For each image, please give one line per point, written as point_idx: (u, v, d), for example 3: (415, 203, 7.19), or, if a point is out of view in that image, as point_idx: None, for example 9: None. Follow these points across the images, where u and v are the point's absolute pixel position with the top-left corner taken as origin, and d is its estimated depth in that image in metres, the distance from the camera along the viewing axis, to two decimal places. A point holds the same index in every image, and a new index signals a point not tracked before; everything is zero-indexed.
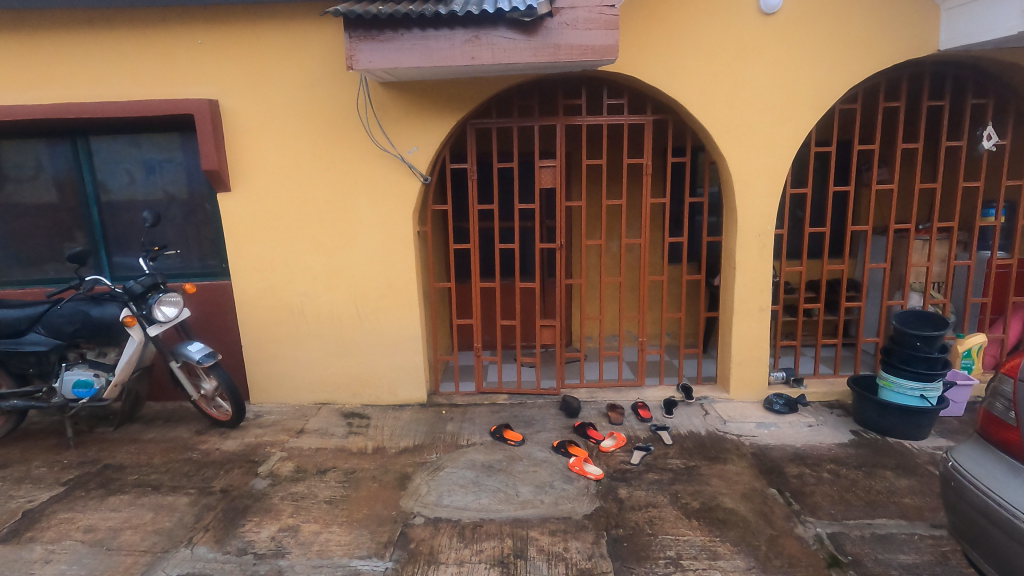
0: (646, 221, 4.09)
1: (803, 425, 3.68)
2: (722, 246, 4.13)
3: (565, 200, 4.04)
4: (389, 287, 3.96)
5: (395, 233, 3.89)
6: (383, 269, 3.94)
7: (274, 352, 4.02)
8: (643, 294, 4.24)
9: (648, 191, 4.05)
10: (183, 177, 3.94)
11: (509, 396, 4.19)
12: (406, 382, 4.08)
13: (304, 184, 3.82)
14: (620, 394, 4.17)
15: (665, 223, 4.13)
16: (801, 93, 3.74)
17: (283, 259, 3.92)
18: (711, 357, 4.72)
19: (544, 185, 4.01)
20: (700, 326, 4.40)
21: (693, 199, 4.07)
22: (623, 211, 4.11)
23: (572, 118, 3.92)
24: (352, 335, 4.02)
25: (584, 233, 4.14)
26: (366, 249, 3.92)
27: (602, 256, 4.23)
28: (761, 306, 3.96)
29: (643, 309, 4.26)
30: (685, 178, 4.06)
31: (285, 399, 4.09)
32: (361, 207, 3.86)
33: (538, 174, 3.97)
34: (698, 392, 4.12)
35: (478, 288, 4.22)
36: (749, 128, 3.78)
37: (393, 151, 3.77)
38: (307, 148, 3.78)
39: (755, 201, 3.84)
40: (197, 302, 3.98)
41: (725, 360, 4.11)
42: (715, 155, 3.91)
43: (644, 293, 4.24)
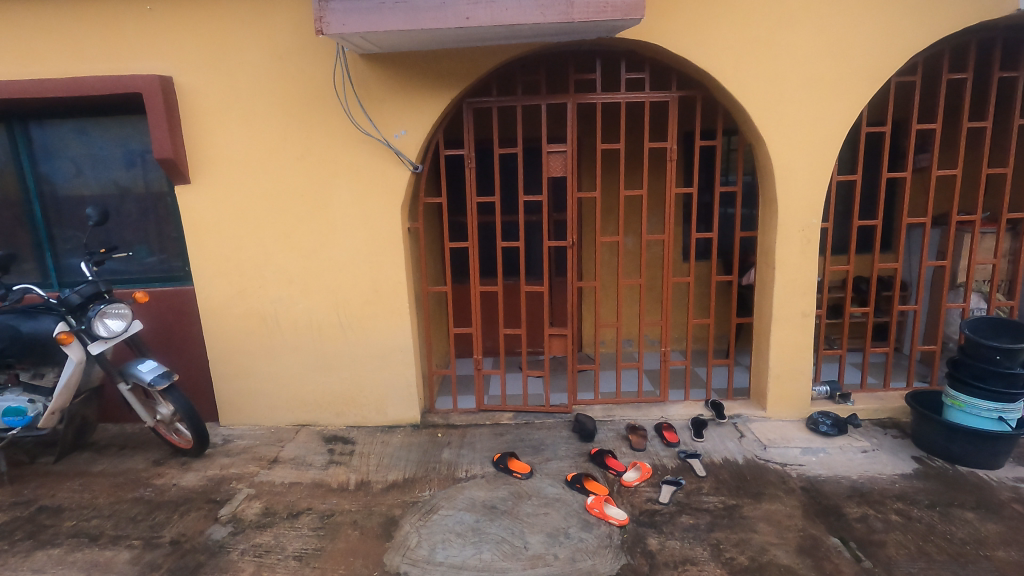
0: (670, 215, 3.57)
1: (856, 451, 3.17)
2: (758, 242, 3.60)
3: (577, 191, 3.50)
4: (376, 292, 3.45)
5: (382, 230, 3.38)
6: (368, 271, 3.42)
7: (246, 367, 3.52)
8: (667, 299, 3.72)
9: (673, 180, 3.52)
10: (139, 167, 3.43)
11: (514, 414, 3.69)
12: (397, 401, 3.58)
13: (274, 174, 3.30)
14: (641, 411, 3.66)
15: (692, 217, 3.60)
16: (854, 63, 3.19)
17: (253, 262, 3.41)
18: (742, 367, 4.20)
19: (552, 174, 3.48)
20: (731, 332, 3.88)
21: (724, 188, 3.54)
22: (643, 204, 3.57)
23: (584, 96, 3.38)
24: (335, 347, 3.52)
25: (599, 229, 3.61)
26: (348, 249, 3.40)
27: (619, 254, 3.70)
28: (804, 311, 3.43)
29: (666, 314, 3.74)
30: (716, 165, 3.53)
31: (259, 420, 3.59)
32: (342, 200, 3.34)
33: (545, 162, 3.44)
34: (730, 410, 3.61)
35: (478, 292, 3.70)
36: (792, 105, 3.23)
37: (378, 135, 3.24)
38: (277, 132, 3.25)
39: (798, 190, 3.30)
40: (157, 312, 3.48)
41: (761, 372, 3.60)
42: (751, 137, 3.38)
43: (668, 297, 3.71)
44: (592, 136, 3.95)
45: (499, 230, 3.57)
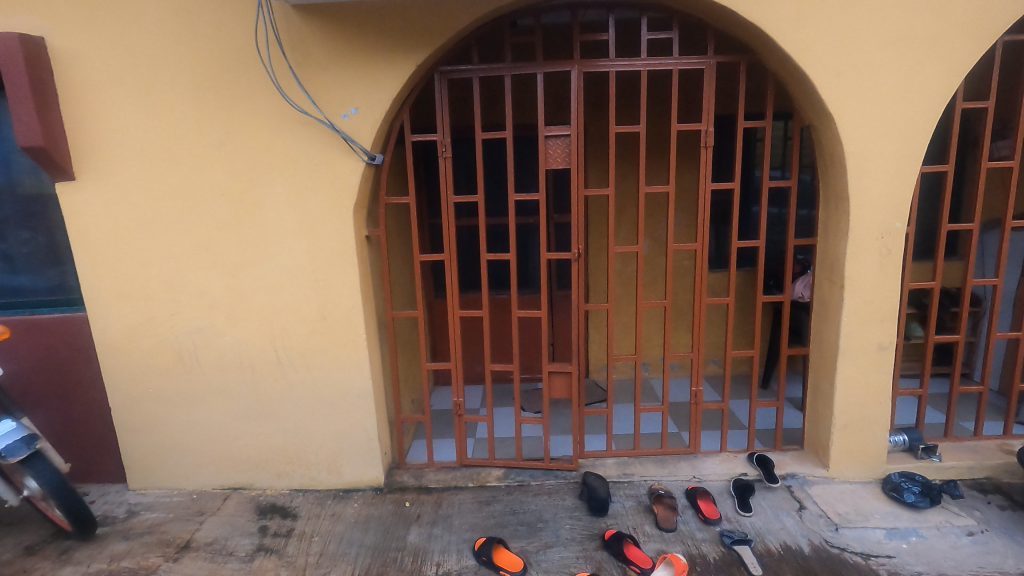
0: (704, 219, 2.77)
1: (960, 534, 2.36)
2: (817, 252, 2.80)
3: (584, 188, 2.70)
4: (323, 320, 2.65)
5: (330, 240, 2.58)
6: (312, 293, 2.63)
7: (159, 417, 2.74)
8: (700, 324, 2.92)
9: (709, 173, 2.72)
10: (18, 161, 2.65)
11: (504, 472, 2.91)
12: (354, 458, 2.79)
13: (186, 168, 2.51)
14: (667, 469, 2.87)
15: (732, 220, 2.80)
16: (956, 13, 2.37)
17: (164, 284, 2.62)
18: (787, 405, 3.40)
19: (551, 166, 2.68)
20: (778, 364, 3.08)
21: (775, 184, 2.74)
22: (670, 204, 2.78)
23: (593, 64, 2.58)
24: (272, 391, 2.73)
25: (612, 237, 2.81)
26: (285, 265, 2.61)
27: (638, 267, 2.90)
28: (881, 342, 2.63)
29: (697, 343, 2.95)
30: (764, 152, 2.73)
31: (178, 482, 2.82)
32: (277, 202, 2.55)
33: (542, 152, 2.64)
34: (781, 467, 2.82)
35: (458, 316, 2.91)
36: (872, 70, 2.41)
37: (320, 115, 2.45)
38: (188, 112, 2.46)
39: (877, 184, 2.49)
40: (44, 346, 2.71)
41: (821, 419, 2.80)
42: (813, 115, 2.57)
43: (701, 321, 2.90)
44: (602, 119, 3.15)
45: (482, 239, 2.77)
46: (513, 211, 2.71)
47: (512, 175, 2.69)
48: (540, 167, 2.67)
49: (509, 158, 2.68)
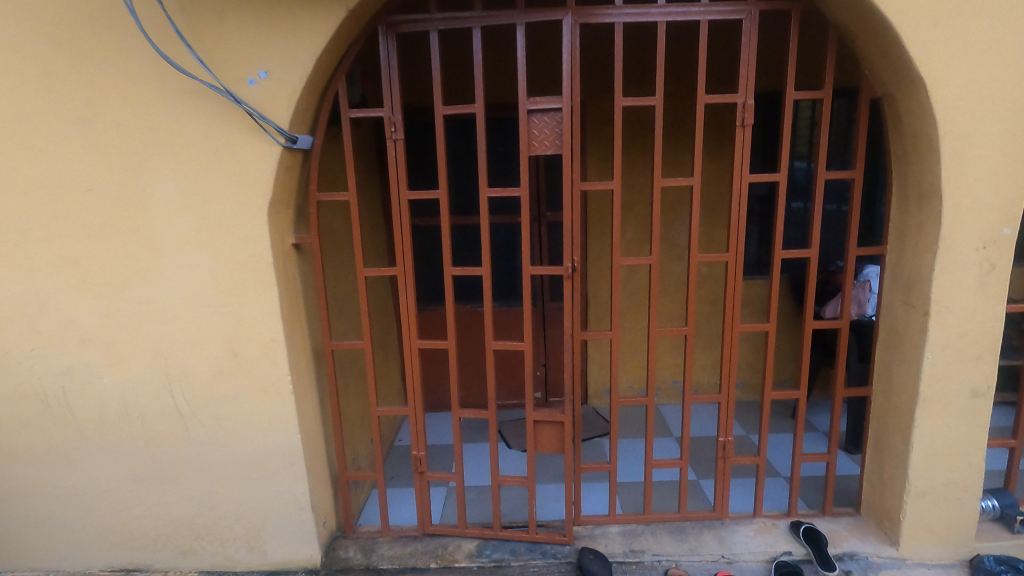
0: (739, 220, 2.10)
1: None
2: (887, 265, 2.13)
3: (581, 181, 2.03)
4: (233, 358, 2.00)
5: (237, 252, 1.91)
6: (217, 324, 1.97)
7: (23, 483, 2.10)
8: (731, 358, 2.24)
9: (746, 161, 2.06)
10: None
11: (478, 547, 2.28)
12: (281, 533, 2.15)
13: (38, 155, 1.84)
14: (687, 545, 2.23)
15: (778, 222, 2.13)
16: None
17: (18, 310, 1.96)
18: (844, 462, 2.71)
19: (536, 152, 2.00)
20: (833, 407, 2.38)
21: (835, 175, 2.07)
22: (694, 202, 2.10)
23: (593, 12, 1.91)
24: (171, 450, 2.08)
25: (618, 245, 2.14)
26: (179, 285, 1.94)
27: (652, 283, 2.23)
28: (975, 388, 1.98)
29: (730, 384, 2.26)
30: (818, 134, 2.07)
31: (56, 563, 2.18)
32: (165, 200, 1.88)
33: (523, 132, 1.97)
34: (836, 544, 2.18)
35: (418, 349, 2.22)
36: (981, 18, 1.73)
37: (216, 82, 1.78)
38: (37, 79, 1.79)
39: (980, 176, 1.82)
40: None
41: (891, 484, 2.15)
42: (891, 82, 1.90)
43: (733, 356, 2.23)
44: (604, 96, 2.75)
45: (445, 248, 2.11)
46: (486, 212, 2.04)
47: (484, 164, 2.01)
48: (520, 153, 1.99)
49: (479, 140, 2.00)
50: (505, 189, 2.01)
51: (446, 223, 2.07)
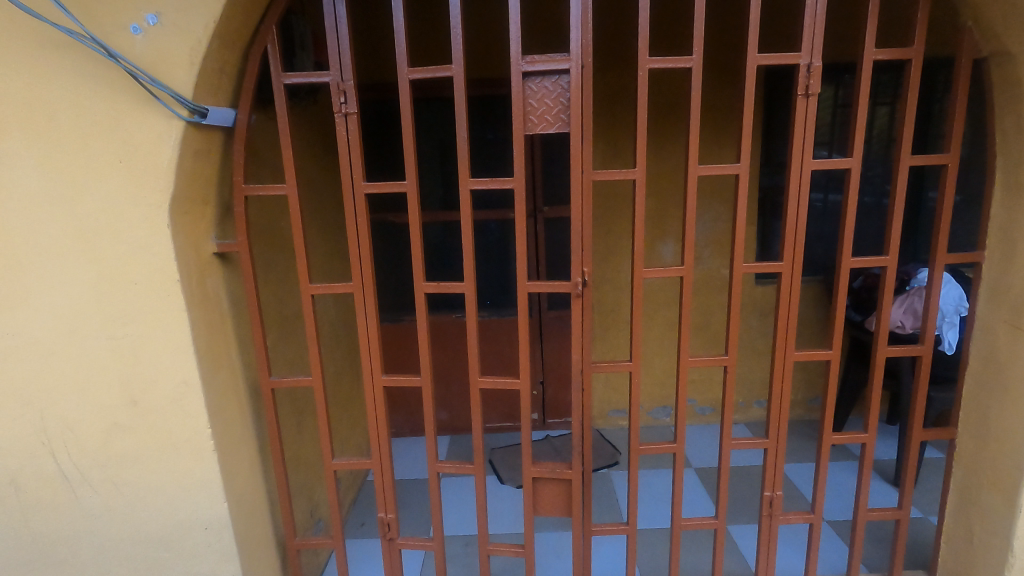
0: (797, 220, 1.62)
1: None
2: (984, 277, 1.66)
3: (593, 170, 1.53)
4: (133, 407, 1.50)
5: (128, 267, 1.40)
6: (108, 362, 1.47)
7: None
8: (784, 397, 1.76)
9: (808, 144, 1.57)
10: None
11: None
12: None
13: None
14: None
15: (846, 223, 1.64)
16: None
17: None
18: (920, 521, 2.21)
19: (532, 129, 1.49)
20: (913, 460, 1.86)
21: (921, 161, 1.60)
22: (740, 197, 1.62)
23: None
24: (56, 526, 1.57)
25: (643, 254, 1.64)
26: (51, 312, 1.43)
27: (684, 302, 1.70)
28: None
29: (781, 426, 1.78)
30: (903, 109, 1.60)
31: None
32: (23, 196, 1.36)
33: (517, 102, 1.47)
34: None
35: (381, 390, 1.70)
36: None
37: (86, 32, 1.27)
38: None
39: None
40: None
41: (990, 556, 1.68)
42: (1010, 38, 1.42)
43: (787, 394, 1.75)
44: (612, 72, 2.56)
45: (416, 258, 1.61)
46: (468, 209, 1.54)
47: (464, 146, 1.51)
48: (513, 130, 1.49)
49: (457, 114, 1.49)
50: (493, 179, 1.51)
51: (415, 225, 1.58)
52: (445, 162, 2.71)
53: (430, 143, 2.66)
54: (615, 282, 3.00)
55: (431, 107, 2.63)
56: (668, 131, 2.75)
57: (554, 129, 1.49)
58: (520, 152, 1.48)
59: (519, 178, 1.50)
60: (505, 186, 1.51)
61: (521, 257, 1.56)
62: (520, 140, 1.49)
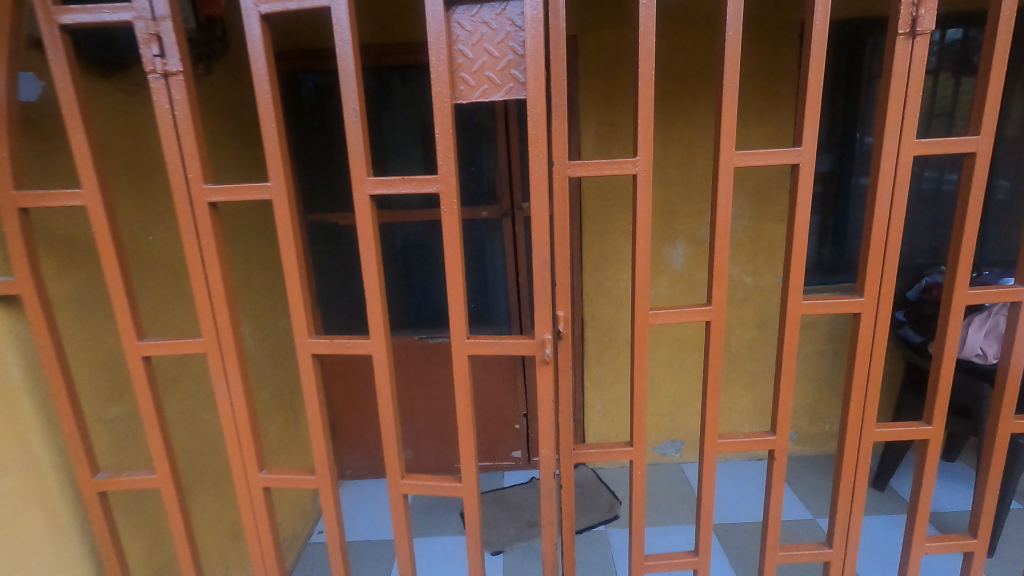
0: (890, 233, 1.05)
1: None
2: None
3: (568, 160, 0.96)
4: None
5: None
6: None
7: None
8: (858, 492, 1.18)
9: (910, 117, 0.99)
10: None
11: None
12: None
13: None
14: None
15: (962, 240, 1.07)
16: None
17: None
18: None
19: (466, 96, 0.92)
20: None
21: None
22: (802, 200, 1.03)
23: None
24: None
25: (648, 288, 1.06)
26: None
27: (710, 360, 1.12)
28: None
29: (853, 534, 1.21)
30: None
31: None
32: None
33: (435, 49, 0.89)
34: None
35: (263, 491, 1.15)
36: None
37: None
38: None
39: None
40: None
41: None
42: None
43: (863, 488, 1.18)
44: (606, 31, 1.98)
45: (297, 302, 1.03)
46: (370, 227, 0.96)
47: (356, 127, 0.92)
48: (432, 97, 0.91)
49: (339, 71, 0.90)
50: (405, 179, 0.92)
51: (289, 252, 1.00)
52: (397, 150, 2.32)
53: (375, 123, 2.06)
54: (613, 294, 2.43)
55: (379, 78, 2.02)
56: (679, 106, 2.16)
57: (502, 93, 0.91)
58: (445, 133, 0.91)
59: (449, 176, 0.93)
60: (425, 189, 0.93)
61: (457, 300, 0.99)
62: (446, 113, 0.91)
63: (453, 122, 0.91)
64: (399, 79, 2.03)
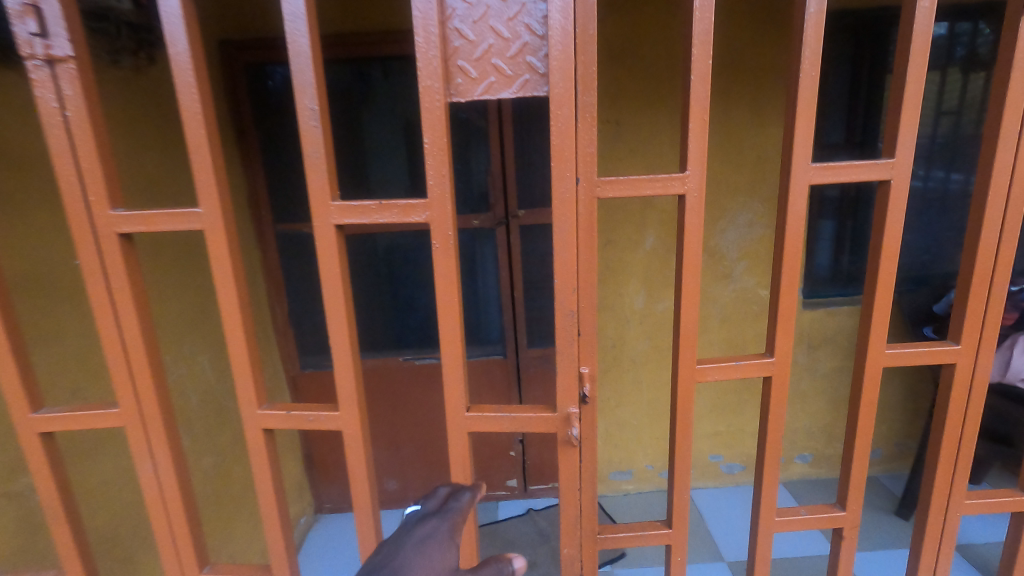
0: (996, 265, 0.84)
1: None
2: None
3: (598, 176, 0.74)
4: None
5: None
6: None
7: None
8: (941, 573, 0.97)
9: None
10: None
11: None
12: None
13: None
14: None
15: None
16: None
17: None
18: None
19: (465, 93, 0.68)
20: None
21: None
22: (893, 227, 0.81)
23: None
24: None
25: (695, 336, 0.84)
26: None
27: (768, 421, 0.90)
28: None
29: None
30: None
31: None
32: None
33: (423, 28, 0.65)
34: None
35: None
36: None
37: None
38: None
39: None
40: None
41: None
42: None
43: (946, 570, 0.97)
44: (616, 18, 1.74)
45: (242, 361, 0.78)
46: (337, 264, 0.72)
47: (314, 135, 0.67)
48: (420, 92, 0.67)
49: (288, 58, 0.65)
50: (383, 204, 0.68)
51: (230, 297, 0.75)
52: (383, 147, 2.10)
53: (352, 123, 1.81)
54: (618, 311, 2.21)
55: (359, 71, 1.77)
56: None
57: (514, 88, 0.68)
58: (438, 142, 0.67)
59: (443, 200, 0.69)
60: (409, 218, 0.69)
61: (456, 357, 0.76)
62: (440, 115, 0.67)
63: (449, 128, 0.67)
64: (381, 72, 1.77)
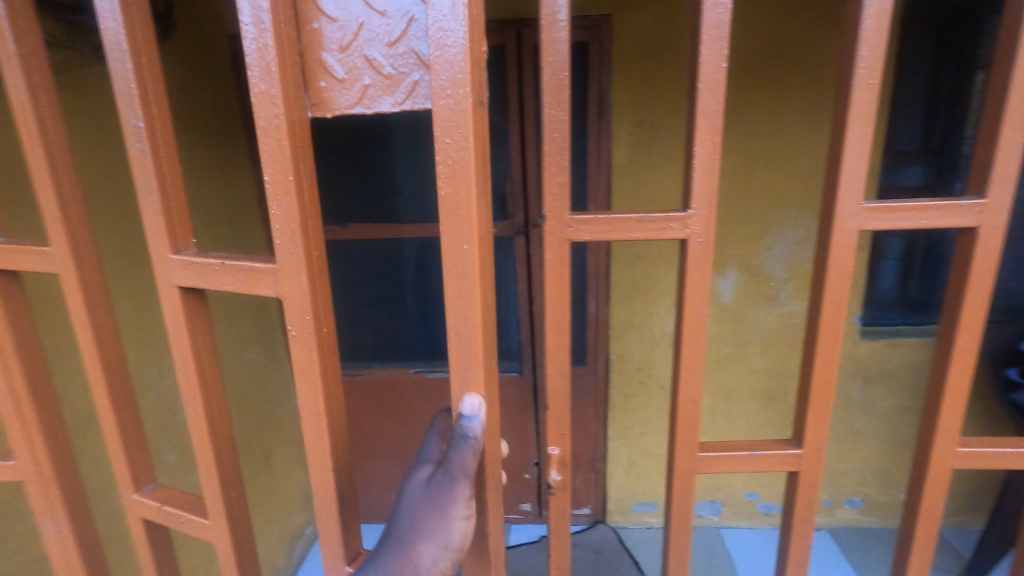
0: None
1: None
2: None
3: (571, 214, 0.58)
4: None
5: None
6: None
7: None
8: None
9: None
10: None
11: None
12: None
13: None
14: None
15: None
16: None
17: None
18: None
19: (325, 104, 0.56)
20: None
21: None
22: (976, 292, 0.61)
23: None
24: None
25: (698, 415, 0.66)
26: None
27: (795, 519, 0.71)
28: None
29: None
30: None
31: None
32: None
33: (255, 22, 0.52)
34: None
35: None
36: None
37: None
38: None
39: None
40: None
41: None
42: None
43: None
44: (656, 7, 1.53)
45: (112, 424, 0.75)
46: (183, 322, 0.66)
47: (152, 167, 0.61)
48: (254, 101, 0.55)
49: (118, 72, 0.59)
50: (228, 265, 0.62)
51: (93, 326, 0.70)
52: (423, 150, 1.74)
53: (375, 121, 1.73)
54: (646, 332, 2.00)
55: None
56: (760, 100, 1.60)
57: (397, 96, 0.53)
58: (282, 183, 0.56)
59: (293, 270, 0.59)
60: (259, 289, 0.61)
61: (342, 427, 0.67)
62: (281, 142, 0.55)
63: (296, 163, 0.56)
64: None
